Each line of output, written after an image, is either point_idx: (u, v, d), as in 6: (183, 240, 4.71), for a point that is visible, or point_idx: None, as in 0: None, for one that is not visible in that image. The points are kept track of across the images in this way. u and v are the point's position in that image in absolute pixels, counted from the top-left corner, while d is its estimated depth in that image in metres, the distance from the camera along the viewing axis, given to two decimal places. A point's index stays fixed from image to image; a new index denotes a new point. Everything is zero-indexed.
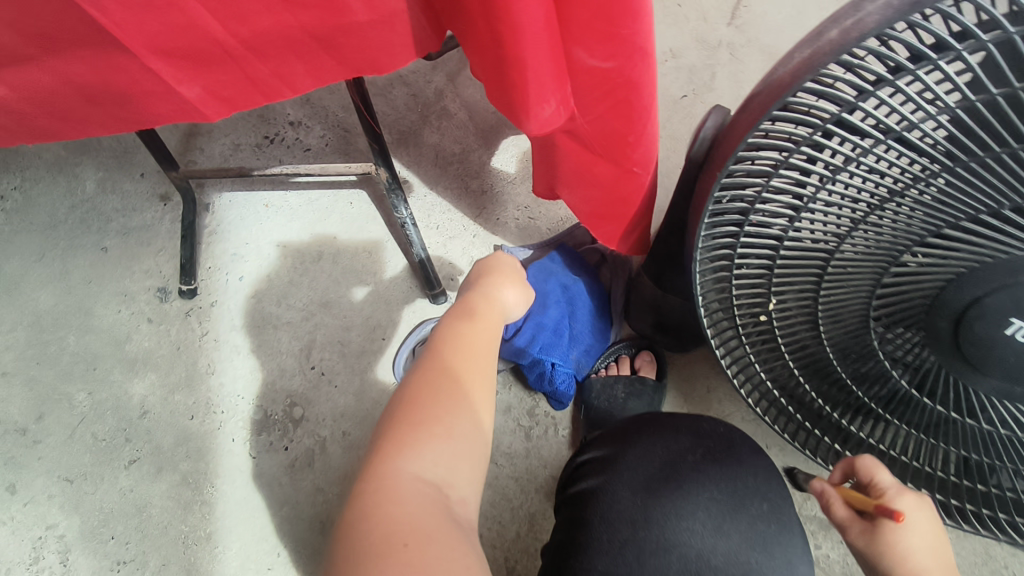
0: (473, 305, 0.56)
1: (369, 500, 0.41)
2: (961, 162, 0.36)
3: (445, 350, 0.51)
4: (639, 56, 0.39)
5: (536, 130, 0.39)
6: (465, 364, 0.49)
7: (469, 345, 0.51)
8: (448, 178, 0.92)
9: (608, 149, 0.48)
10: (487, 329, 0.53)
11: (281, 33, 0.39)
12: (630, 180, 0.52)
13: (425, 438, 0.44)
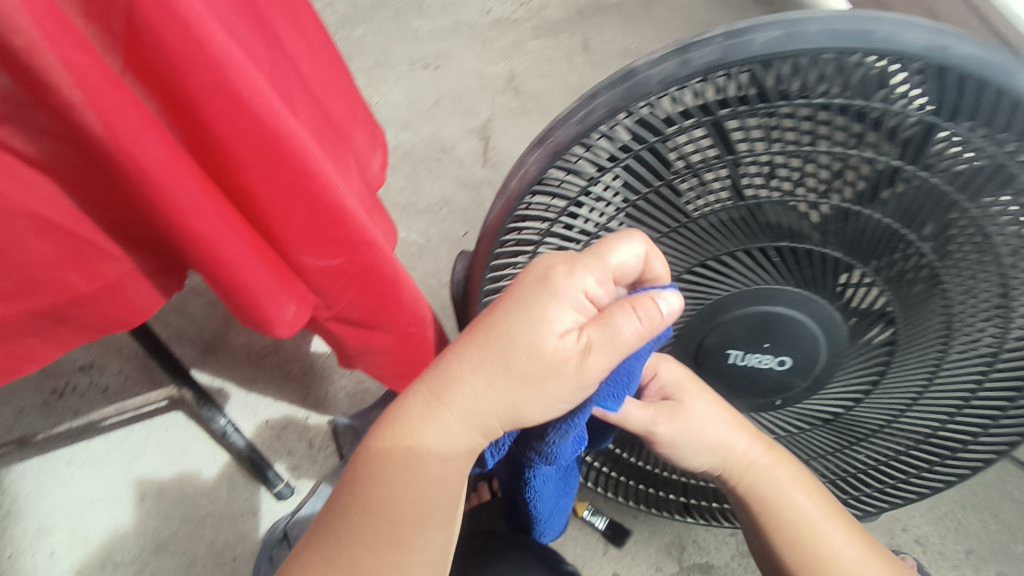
0: (479, 337, 0.39)
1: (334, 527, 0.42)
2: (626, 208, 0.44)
3: (437, 386, 0.40)
4: (364, 248, 0.46)
5: (286, 331, 0.45)
6: (425, 468, 0.41)
7: (464, 384, 0.39)
8: (267, 371, 0.91)
9: (375, 322, 0.54)
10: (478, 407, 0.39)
11: (16, 323, 0.39)
12: (407, 340, 0.58)
13: (416, 446, 0.41)
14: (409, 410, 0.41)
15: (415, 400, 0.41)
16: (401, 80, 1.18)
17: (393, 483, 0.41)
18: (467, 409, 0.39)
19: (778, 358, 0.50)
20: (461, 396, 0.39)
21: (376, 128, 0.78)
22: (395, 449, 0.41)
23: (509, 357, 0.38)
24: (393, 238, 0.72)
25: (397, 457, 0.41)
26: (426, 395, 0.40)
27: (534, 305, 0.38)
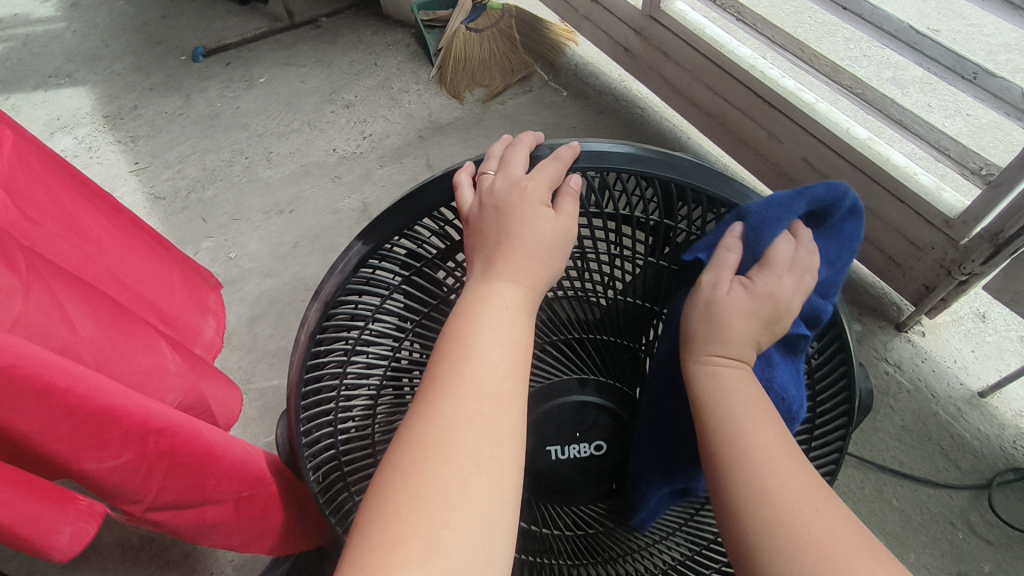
0: (442, 361, 0.41)
1: (385, 542, 0.34)
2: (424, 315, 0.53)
3: (438, 401, 0.39)
4: (152, 436, 0.46)
5: (65, 554, 0.42)
6: (473, 451, 0.37)
7: (479, 397, 0.40)
8: (144, 564, 0.84)
9: (198, 497, 0.52)
10: (500, 389, 0.40)
11: None
12: (243, 505, 0.57)
13: (455, 446, 0.37)
14: (421, 432, 0.38)
15: (420, 422, 0.39)
16: (257, 230, 1.20)
17: (436, 472, 0.36)
18: (484, 385, 0.40)
19: (593, 444, 0.55)
20: (479, 394, 0.40)
21: (204, 295, 0.80)
22: (410, 456, 0.37)
23: (465, 370, 0.40)
24: (232, 401, 0.74)
25: (425, 451, 0.37)
26: (423, 412, 0.39)
27: (475, 336, 0.42)
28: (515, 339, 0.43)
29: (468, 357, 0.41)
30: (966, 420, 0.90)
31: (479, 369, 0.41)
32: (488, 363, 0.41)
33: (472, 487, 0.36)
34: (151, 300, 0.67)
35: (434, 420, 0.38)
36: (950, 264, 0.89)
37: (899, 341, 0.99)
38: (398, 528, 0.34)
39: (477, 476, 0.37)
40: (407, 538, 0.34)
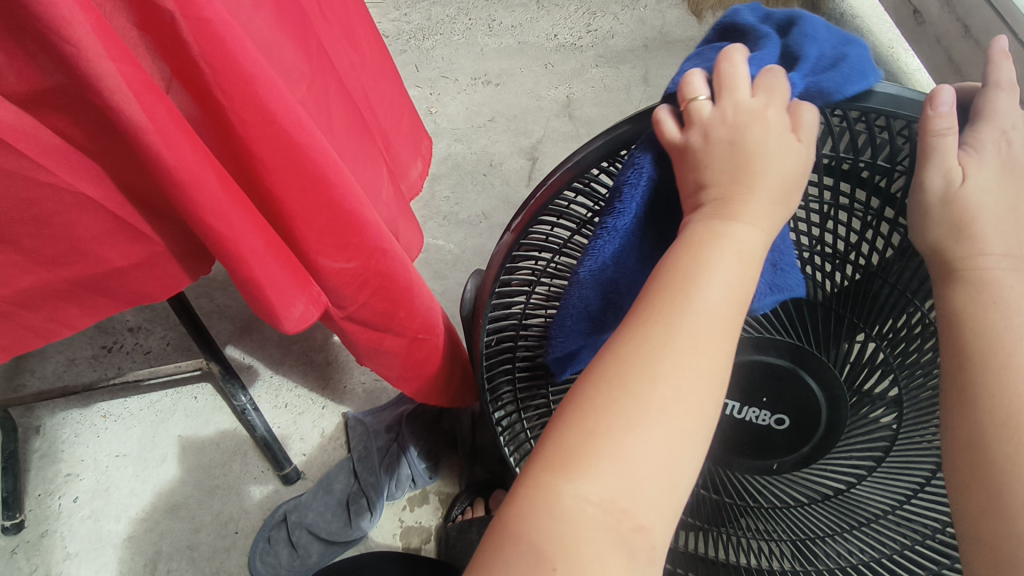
0: (665, 276, 0.39)
1: (587, 429, 0.35)
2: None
3: (643, 334, 0.37)
4: (377, 254, 0.49)
5: (293, 328, 0.46)
6: (660, 423, 0.35)
7: (673, 359, 0.36)
8: (294, 356, 0.95)
9: (385, 325, 0.56)
10: (701, 362, 0.37)
11: (46, 289, 0.42)
12: (415, 345, 0.60)
13: (636, 412, 0.35)
14: (627, 355, 0.37)
15: (627, 341, 0.38)
16: (461, 93, 1.21)
17: (619, 436, 0.35)
18: (693, 324, 0.37)
19: (774, 415, 0.50)
20: (673, 346, 0.37)
21: (419, 138, 0.82)
22: (611, 374, 0.37)
23: (687, 303, 0.37)
24: (417, 246, 0.77)
25: (638, 372, 0.36)
26: (648, 330, 0.37)
27: (692, 284, 0.38)
28: (741, 288, 0.38)
29: (686, 297, 0.38)
30: None
31: (700, 304, 0.37)
32: (713, 295, 0.38)
33: (661, 452, 0.35)
34: (383, 126, 0.69)
35: (647, 344, 0.37)
36: None
37: None
38: (595, 424, 0.35)
39: (659, 454, 0.35)
40: (611, 450, 0.35)
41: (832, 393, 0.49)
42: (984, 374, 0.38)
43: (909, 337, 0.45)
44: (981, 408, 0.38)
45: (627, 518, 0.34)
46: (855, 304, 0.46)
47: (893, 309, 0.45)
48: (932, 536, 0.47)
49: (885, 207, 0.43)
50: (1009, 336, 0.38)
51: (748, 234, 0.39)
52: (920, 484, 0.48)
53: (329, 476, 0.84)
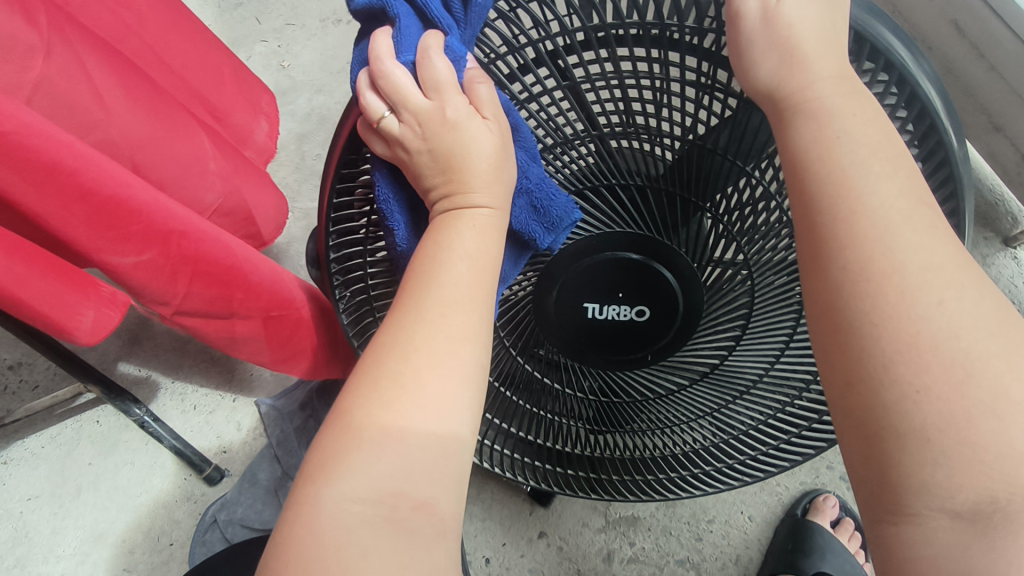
0: (410, 281, 0.37)
1: (349, 430, 0.33)
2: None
3: (422, 286, 0.36)
4: (176, 237, 0.44)
5: (89, 339, 0.42)
6: (429, 397, 0.33)
7: (458, 339, 0.35)
8: (192, 356, 0.90)
9: (226, 310, 0.52)
10: (482, 311, 0.37)
11: None
12: (274, 323, 0.56)
13: (403, 368, 0.34)
14: (410, 296, 0.36)
15: (405, 298, 0.36)
16: (312, 39, 1.12)
17: (385, 393, 0.33)
18: (436, 299, 0.36)
19: (635, 308, 0.49)
20: (447, 323, 0.35)
21: (258, 94, 0.75)
22: (401, 306, 0.36)
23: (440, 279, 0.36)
24: (280, 215, 0.71)
25: (421, 305, 0.35)
26: (420, 262, 0.37)
27: (437, 270, 0.36)
28: (485, 265, 0.38)
29: (430, 292, 0.36)
30: None
31: (439, 292, 0.36)
32: (457, 278, 0.36)
33: (425, 384, 0.34)
34: (200, 88, 0.62)
35: (412, 324, 0.35)
36: None
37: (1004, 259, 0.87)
38: (382, 385, 0.33)
39: (433, 397, 0.34)
40: (369, 432, 0.32)
41: (686, 275, 0.47)
42: (832, 224, 0.32)
43: (747, 207, 0.43)
44: (834, 263, 0.31)
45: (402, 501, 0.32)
46: (693, 179, 0.44)
47: (724, 179, 0.43)
48: (809, 388, 0.50)
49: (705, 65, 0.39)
50: (853, 172, 0.32)
51: (480, 197, 0.39)
52: (785, 345, 0.49)
53: (251, 466, 0.82)
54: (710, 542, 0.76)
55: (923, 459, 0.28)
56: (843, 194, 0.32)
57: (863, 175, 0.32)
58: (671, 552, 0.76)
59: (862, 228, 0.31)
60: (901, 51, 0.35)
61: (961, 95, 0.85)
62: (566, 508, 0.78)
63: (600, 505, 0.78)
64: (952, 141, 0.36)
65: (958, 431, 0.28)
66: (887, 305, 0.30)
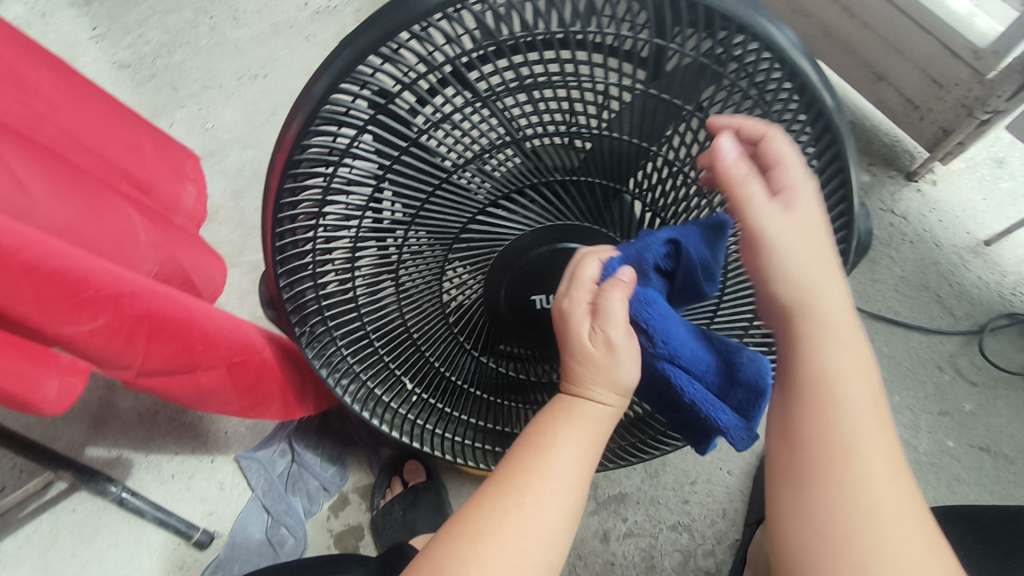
0: (540, 425, 0.43)
1: (468, 540, 0.40)
2: (396, 158, 0.44)
3: (508, 491, 0.41)
4: (126, 300, 0.45)
5: (55, 408, 0.45)
6: (529, 536, 0.40)
7: (551, 506, 0.41)
8: (162, 426, 0.89)
9: (188, 364, 0.53)
10: (574, 506, 0.42)
11: None
12: (237, 370, 0.58)
13: (502, 525, 0.40)
14: (502, 502, 0.41)
15: (499, 491, 0.41)
16: (231, 98, 1.14)
17: (500, 535, 0.40)
18: (540, 510, 0.40)
19: None
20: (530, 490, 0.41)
21: (181, 160, 0.77)
22: (498, 495, 0.41)
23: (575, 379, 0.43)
24: (220, 272, 0.73)
25: (508, 502, 0.40)
26: (511, 478, 0.41)
27: (547, 463, 0.41)
28: (589, 456, 0.43)
29: (543, 454, 0.42)
30: (968, 268, 0.88)
31: (530, 492, 0.41)
32: (556, 499, 0.41)
33: (543, 529, 0.40)
34: (122, 164, 0.63)
35: (511, 506, 0.40)
36: (974, 103, 0.82)
37: (908, 191, 0.94)
38: (484, 538, 0.40)
39: (533, 539, 0.40)
40: (477, 538, 0.40)
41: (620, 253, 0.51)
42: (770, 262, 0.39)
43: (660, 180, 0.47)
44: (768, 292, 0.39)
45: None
46: (607, 163, 0.46)
47: (635, 161, 0.46)
48: None
49: (621, 62, 0.40)
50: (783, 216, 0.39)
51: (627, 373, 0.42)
52: None
53: (241, 519, 0.81)
54: (696, 502, 0.79)
55: (831, 443, 0.38)
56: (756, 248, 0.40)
57: (771, 216, 0.39)
58: (662, 519, 0.79)
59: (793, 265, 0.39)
60: (763, 22, 0.38)
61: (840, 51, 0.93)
62: None
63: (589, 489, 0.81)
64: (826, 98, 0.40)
65: (861, 429, 0.38)
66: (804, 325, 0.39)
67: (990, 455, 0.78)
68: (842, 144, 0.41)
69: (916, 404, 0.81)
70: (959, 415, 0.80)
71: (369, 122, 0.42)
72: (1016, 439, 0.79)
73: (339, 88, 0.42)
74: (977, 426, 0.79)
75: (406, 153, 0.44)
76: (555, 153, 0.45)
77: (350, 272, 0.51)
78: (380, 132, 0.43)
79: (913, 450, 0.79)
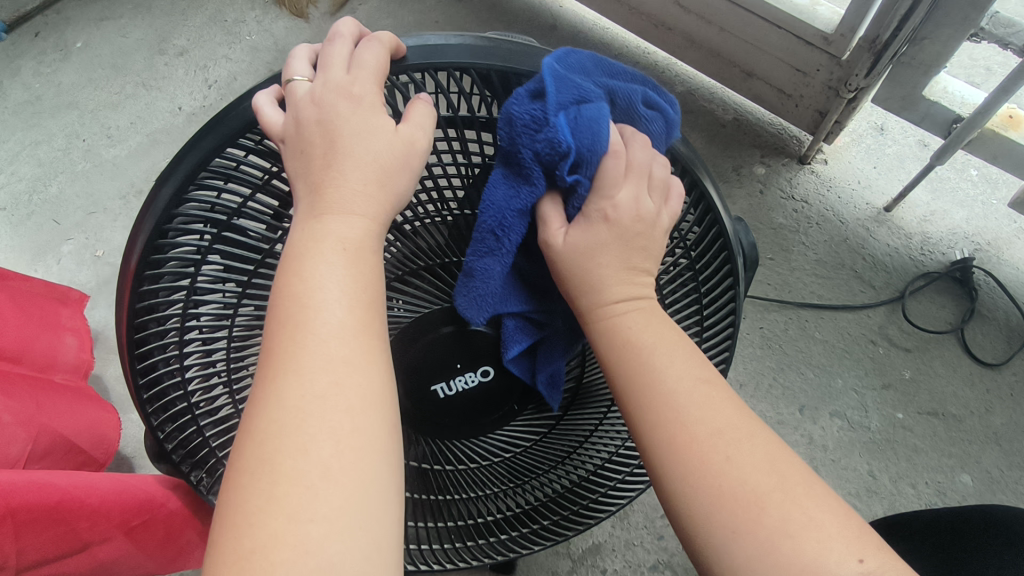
0: (283, 290, 0.37)
1: (235, 560, 0.31)
2: (253, 274, 0.47)
3: (267, 456, 0.33)
4: None
5: None
6: (317, 506, 0.32)
7: (320, 411, 0.34)
8: None
9: (78, 544, 0.51)
10: (347, 351, 0.35)
11: None
12: (138, 531, 0.56)
13: (278, 519, 0.31)
14: (256, 485, 0.32)
15: (249, 470, 0.33)
16: (119, 219, 1.09)
17: (275, 516, 0.31)
18: (308, 439, 0.33)
19: (478, 370, 0.51)
20: (289, 411, 0.34)
21: (56, 313, 0.85)
22: (255, 470, 0.33)
23: (308, 304, 0.36)
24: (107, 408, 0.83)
25: (270, 476, 0.32)
26: (250, 469, 0.33)
27: (300, 347, 0.35)
28: (359, 293, 0.37)
29: (292, 356, 0.35)
30: (875, 238, 0.90)
31: (295, 449, 0.33)
32: (321, 398, 0.34)
33: (333, 479, 0.33)
34: None
35: (270, 476, 0.32)
36: (837, 83, 0.85)
37: (804, 175, 0.96)
38: (253, 541, 0.31)
39: (325, 525, 0.32)
40: (249, 554, 0.31)
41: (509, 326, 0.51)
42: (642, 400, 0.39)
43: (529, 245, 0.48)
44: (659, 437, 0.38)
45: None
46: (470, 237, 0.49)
47: None
48: None
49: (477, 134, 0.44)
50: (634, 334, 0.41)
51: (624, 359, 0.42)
52: None
53: None
54: (672, 535, 0.77)
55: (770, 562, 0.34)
56: (630, 363, 0.40)
57: (689, 408, 0.38)
58: (641, 562, 0.76)
59: (660, 398, 0.39)
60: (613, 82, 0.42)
61: (707, 56, 0.95)
62: (531, 566, 0.77)
63: (562, 548, 0.78)
64: (674, 141, 0.45)
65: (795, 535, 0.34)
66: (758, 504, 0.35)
67: (940, 417, 0.78)
68: (696, 172, 0.46)
69: (859, 383, 0.81)
70: (901, 384, 0.81)
71: (215, 241, 0.45)
72: (959, 395, 0.79)
73: (184, 202, 0.44)
74: (920, 391, 0.80)
75: (261, 269, 0.47)
76: (427, 234, 0.48)
77: (231, 380, 0.50)
78: (225, 252, 0.45)
79: (867, 430, 0.79)
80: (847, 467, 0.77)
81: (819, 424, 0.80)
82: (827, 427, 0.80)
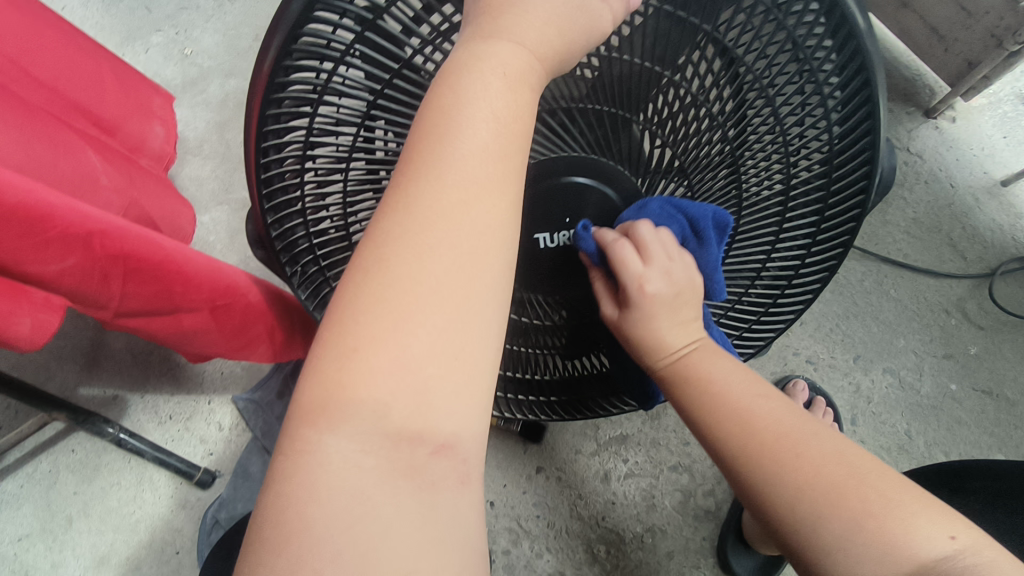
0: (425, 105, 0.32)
1: (341, 355, 0.30)
2: (387, 86, 0.37)
3: (377, 278, 0.30)
4: (98, 237, 0.42)
5: (31, 345, 0.41)
6: (425, 351, 0.30)
7: (442, 251, 0.31)
8: (157, 369, 0.89)
9: (169, 306, 0.51)
10: (479, 197, 0.31)
11: None
12: (222, 313, 0.56)
13: (379, 351, 0.29)
14: (361, 307, 0.30)
15: (359, 290, 0.31)
16: (211, 21, 1.06)
17: (377, 346, 0.30)
18: (425, 278, 0.30)
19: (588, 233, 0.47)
20: (411, 242, 0.31)
21: (149, 100, 0.85)
22: (367, 295, 0.30)
23: (452, 127, 0.32)
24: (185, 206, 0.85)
25: (377, 302, 0.30)
26: (359, 290, 0.31)
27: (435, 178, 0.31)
28: (505, 128, 0.32)
29: (424, 186, 0.31)
30: (982, 210, 0.86)
31: (409, 282, 0.30)
32: (443, 237, 0.31)
33: (442, 329, 0.30)
34: (87, 108, 0.70)
35: (379, 304, 0.30)
36: (1004, 32, 0.77)
37: (926, 128, 0.90)
38: (358, 354, 0.30)
39: (427, 370, 0.30)
40: (346, 376, 0.29)
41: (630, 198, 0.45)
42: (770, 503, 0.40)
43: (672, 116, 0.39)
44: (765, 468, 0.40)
45: (420, 445, 0.30)
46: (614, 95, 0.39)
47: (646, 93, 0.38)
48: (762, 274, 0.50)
49: None
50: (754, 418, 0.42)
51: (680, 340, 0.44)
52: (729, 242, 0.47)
53: (240, 462, 0.82)
54: (698, 444, 0.80)
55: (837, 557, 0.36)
56: (736, 426, 0.42)
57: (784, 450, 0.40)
58: (663, 460, 0.79)
59: (775, 445, 0.40)
60: None
61: None
62: (558, 439, 0.81)
63: (590, 431, 0.82)
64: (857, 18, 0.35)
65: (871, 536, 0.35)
66: (843, 513, 0.36)
67: (993, 398, 0.78)
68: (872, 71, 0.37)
69: (921, 347, 0.81)
70: (963, 358, 0.80)
71: (357, 37, 0.35)
72: (1019, 381, 0.79)
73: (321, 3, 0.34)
74: (981, 368, 0.79)
75: (396, 80, 0.37)
76: (563, 83, 0.39)
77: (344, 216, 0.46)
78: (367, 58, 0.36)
79: (916, 393, 0.79)
80: (887, 423, 0.78)
81: (870, 376, 0.80)
82: (877, 381, 0.80)
